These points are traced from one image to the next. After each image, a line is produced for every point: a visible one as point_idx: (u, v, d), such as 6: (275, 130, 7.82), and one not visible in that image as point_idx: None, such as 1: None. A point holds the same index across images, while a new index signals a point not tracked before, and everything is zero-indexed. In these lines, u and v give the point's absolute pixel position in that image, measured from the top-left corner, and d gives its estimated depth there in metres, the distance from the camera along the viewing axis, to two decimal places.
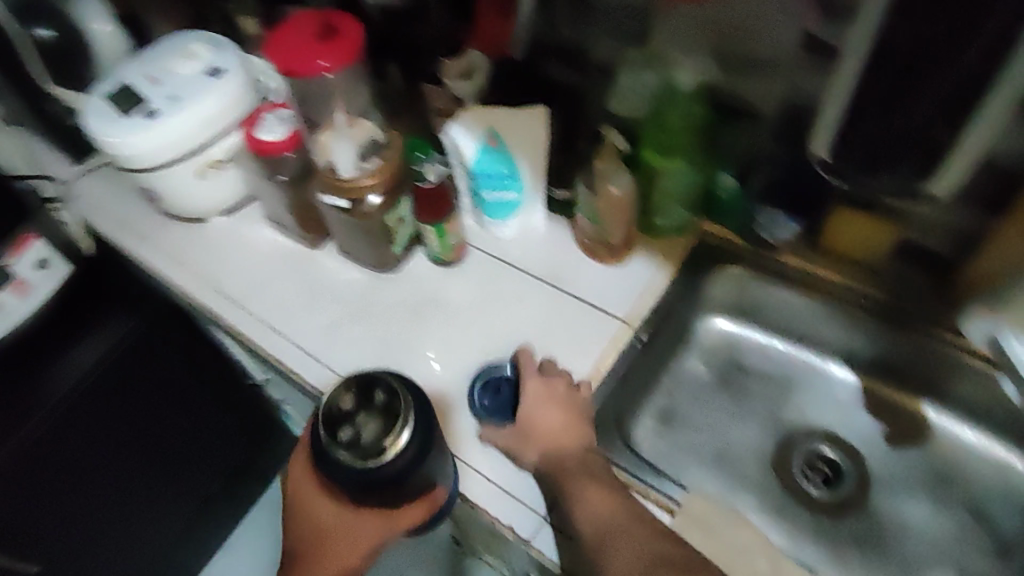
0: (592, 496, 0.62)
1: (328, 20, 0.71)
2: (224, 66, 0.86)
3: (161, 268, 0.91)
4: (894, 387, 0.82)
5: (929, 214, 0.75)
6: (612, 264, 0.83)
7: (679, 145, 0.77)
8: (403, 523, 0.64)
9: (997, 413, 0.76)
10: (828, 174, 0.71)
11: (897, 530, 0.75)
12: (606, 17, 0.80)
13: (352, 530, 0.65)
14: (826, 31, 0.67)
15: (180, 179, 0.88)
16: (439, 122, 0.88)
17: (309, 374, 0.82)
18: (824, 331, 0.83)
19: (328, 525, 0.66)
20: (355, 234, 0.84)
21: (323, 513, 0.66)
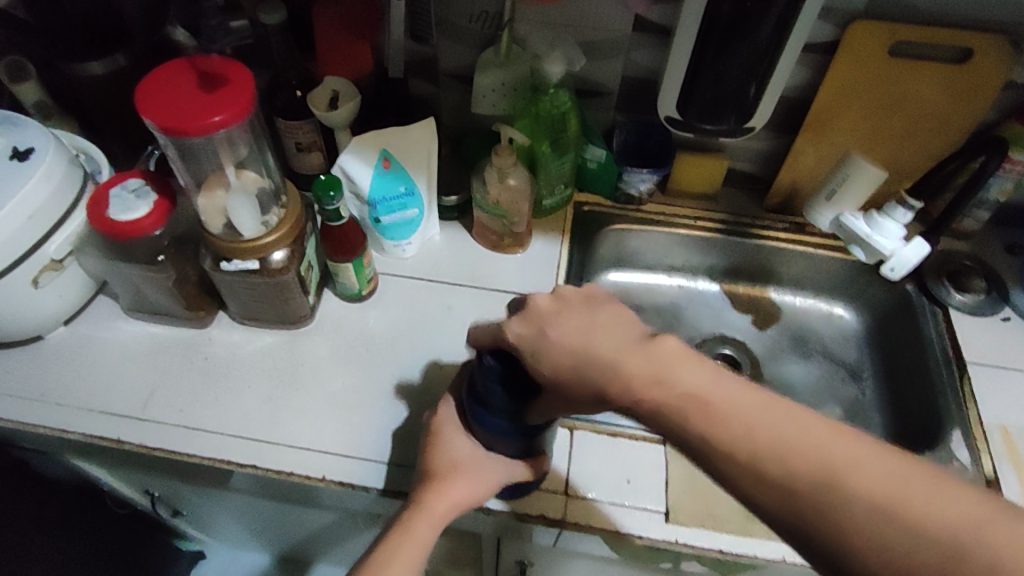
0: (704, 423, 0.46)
1: (204, 68, 0.60)
2: (32, 146, 0.70)
3: (4, 410, 0.74)
4: (745, 284, 1.02)
5: (744, 143, 0.93)
6: (516, 251, 0.89)
7: (550, 132, 0.85)
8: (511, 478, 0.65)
9: (820, 279, 0.99)
10: (676, 130, 0.85)
11: (790, 390, 0.94)
12: (452, 27, 0.84)
13: (472, 476, 0.64)
14: (652, 14, 0.80)
15: (9, 293, 0.70)
16: (307, 157, 0.84)
17: (262, 459, 0.72)
18: (687, 257, 1.00)
19: (445, 467, 0.65)
20: (261, 297, 0.76)
21: (451, 456, 0.65)
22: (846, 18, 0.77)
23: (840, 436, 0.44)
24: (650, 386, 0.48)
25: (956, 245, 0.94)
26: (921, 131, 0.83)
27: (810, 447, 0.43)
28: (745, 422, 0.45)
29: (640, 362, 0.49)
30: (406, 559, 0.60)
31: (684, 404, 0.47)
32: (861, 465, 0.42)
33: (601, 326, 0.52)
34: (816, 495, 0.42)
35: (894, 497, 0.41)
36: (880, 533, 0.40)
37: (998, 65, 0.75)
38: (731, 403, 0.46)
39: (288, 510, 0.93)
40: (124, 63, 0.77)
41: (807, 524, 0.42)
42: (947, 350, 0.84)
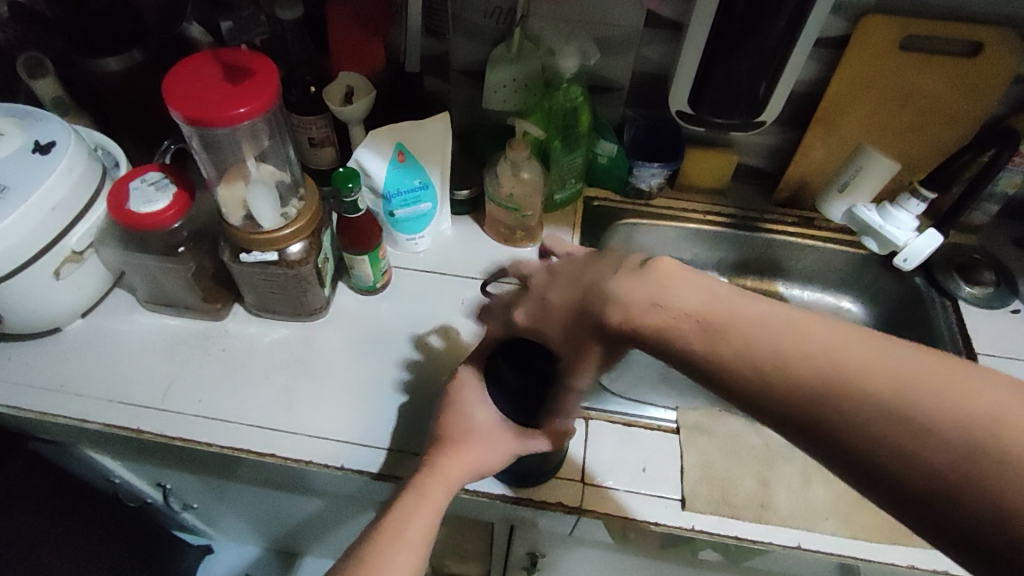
0: (699, 334, 0.44)
1: (229, 60, 0.62)
2: (53, 139, 0.71)
3: (25, 400, 0.74)
4: (751, 278, 1.03)
5: (753, 138, 0.94)
6: (528, 245, 0.90)
7: (561, 128, 0.87)
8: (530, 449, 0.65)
9: (827, 274, 1.00)
10: (687, 124, 0.86)
11: None
12: (465, 23, 0.85)
13: (488, 447, 0.64)
14: (664, 8, 0.81)
15: (31, 286, 0.71)
16: (320, 152, 0.84)
17: (281, 448, 0.73)
18: (695, 251, 1.01)
19: (461, 433, 0.65)
20: (279, 288, 0.77)
21: (468, 424, 0.65)
22: (856, 12, 0.78)
23: (836, 333, 0.42)
24: (651, 310, 0.46)
25: (964, 238, 0.95)
26: (930, 125, 0.85)
27: (815, 350, 0.41)
28: (743, 328, 0.43)
29: (643, 291, 0.47)
30: (420, 522, 0.61)
31: (689, 325, 0.45)
32: (858, 352, 0.41)
33: (599, 259, 0.51)
34: (813, 392, 0.40)
35: (893, 381, 0.39)
36: (887, 413, 0.39)
37: (1006, 58, 0.76)
38: (729, 311, 0.44)
39: (298, 501, 0.94)
40: (140, 59, 0.78)
41: (821, 420, 0.40)
42: (957, 341, 0.85)
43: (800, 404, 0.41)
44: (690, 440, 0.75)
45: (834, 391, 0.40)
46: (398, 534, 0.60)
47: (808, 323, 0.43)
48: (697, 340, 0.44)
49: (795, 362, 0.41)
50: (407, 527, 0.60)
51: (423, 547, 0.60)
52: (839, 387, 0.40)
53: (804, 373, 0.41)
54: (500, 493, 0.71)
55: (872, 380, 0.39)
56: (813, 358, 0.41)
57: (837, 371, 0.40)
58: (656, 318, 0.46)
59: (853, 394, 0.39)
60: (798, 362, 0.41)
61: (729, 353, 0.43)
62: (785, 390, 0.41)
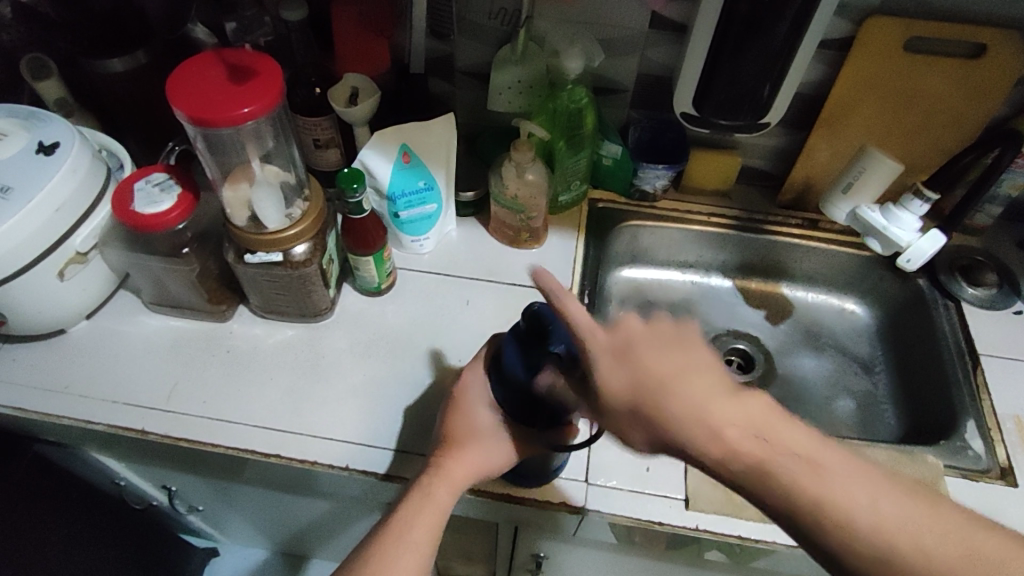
0: (787, 471, 0.48)
1: (234, 61, 0.62)
2: (57, 140, 0.71)
3: (29, 402, 0.74)
4: (756, 280, 1.03)
5: (758, 140, 0.94)
6: (532, 246, 0.90)
7: (566, 129, 0.86)
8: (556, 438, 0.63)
9: (831, 276, 1.00)
10: (691, 125, 0.86)
11: (802, 382, 0.95)
12: (470, 24, 0.85)
13: (492, 448, 0.64)
14: (669, 9, 0.81)
15: (35, 287, 0.71)
16: (325, 153, 0.84)
17: (285, 449, 0.72)
18: (699, 253, 1.01)
19: (464, 433, 0.65)
20: (284, 289, 0.76)
21: (472, 423, 0.66)
22: (860, 13, 0.78)
23: (873, 485, 0.48)
24: (748, 441, 0.48)
25: (968, 240, 0.95)
26: (934, 127, 0.84)
27: (882, 519, 0.46)
28: (792, 463, 0.48)
29: (706, 407, 0.48)
30: (424, 524, 0.61)
31: (788, 468, 0.48)
32: (909, 523, 0.47)
33: (678, 357, 0.50)
34: (839, 536, 0.47)
35: (922, 551, 0.46)
36: (911, 573, 0.46)
37: (1011, 60, 0.76)
38: (779, 439, 0.48)
39: (303, 503, 0.93)
40: (145, 59, 0.78)
41: (864, 571, 0.47)
42: (962, 343, 0.85)
43: (857, 552, 0.47)
44: None
45: (894, 558, 0.46)
46: (401, 536, 0.60)
47: (852, 477, 0.48)
48: (782, 479, 0.48)
49: (835, 514, 0.47)
50: (411, 529, 0.60)
51: (427, 550, 0.60)
52: (904, 571, 0.46)
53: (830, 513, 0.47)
54: (504, 493, 0.70)
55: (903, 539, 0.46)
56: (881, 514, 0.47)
57: (867, 521, 0.46)
58: (749, 449, 0.48)
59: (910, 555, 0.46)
60: (877, 525, 0.46)
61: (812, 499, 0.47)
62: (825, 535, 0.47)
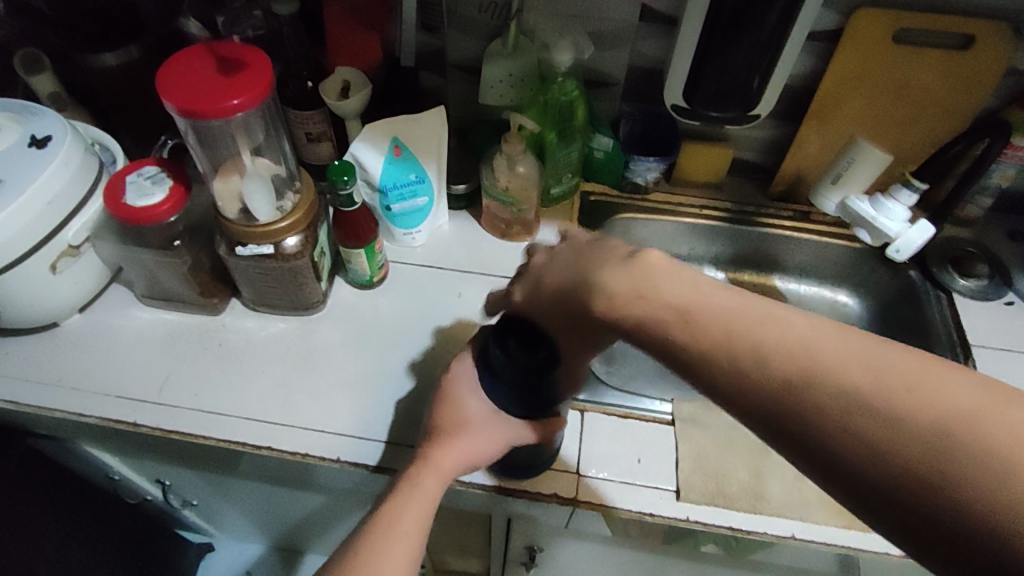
0: (669, 320, 0.44)
1: (223, 53, 0.62)
2: (49, 134, 0.71)
3: (22, 394, 0.75)
4: (747, 272, 1.03)
5: (749, 133, 0.94)
6: (525, 239, 0.90)
7: (557, 121, 0.87)
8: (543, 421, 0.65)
9: (822, 268, 1.00)
10: (682, 118, 0.86)
11: None
12: (461, 18, 0.85)
13: (485, 436, 0.65)
14: (659, 2, 0.81)
15: (28, 280, 0.71)
16: (316, 147, 0.84)
17: (277, 441, 0.73)
18: (691, 246, 1.01)
19: (453, 423, 0.65)
20: (276, 282, 0.77)
21: (461, 413, 0.66)
22: (849, 6, 0.78)
23: (823, 333, 0.40)
24: (630, 298, 0.45)
25: (959, 232, 0.95)
26: (924, 118, 0.85)
27: (791, 345, 0.40)
28: (733, 334, 0.42)
29: (622, 277, 0.46)
30: (414, 513, 0.61)
31: (672, 314, 0.44)
32: (816, 335, 0.40)
33: (581, 255, 0.51)
34: (806, 401, 0.39)
35: (880, 377, 0.38)
36: (871, 415, 0.37)
37: (999, 51, 0.77)
38: (720, 309, 0.43)
39: (297, 496, 0.94)
40: (137, 54, 0.78)
41: (791, 414, 0.39)
42: (951, 333, 0.85)
43: (785, 415, 0.39)
44: (686, 432, 0.75)
45: (812, 396, 0.38)
46: (393, 525, 0.60)
47: (800, 323, 0.41)
48: (681, 337, 0.43)
49: (781, 358, 0.40)
50: (402, 517, 0.60)
51: (418, 539, 0.60)
52: (808, 386, 0.39)
53: (802, 384, 0.39)
54: (494, 484, 0.71)
55: (857, 387, 0.38)
56: (792, 362, 0.40)
57: (839, 389, 0.38)
58: (618, 283, 0.46)
59: (830, 399, 0.38)
60: (777, 361, 0.40)
61: (714, 355, 0.42)
62: (762, 389, 0.40)
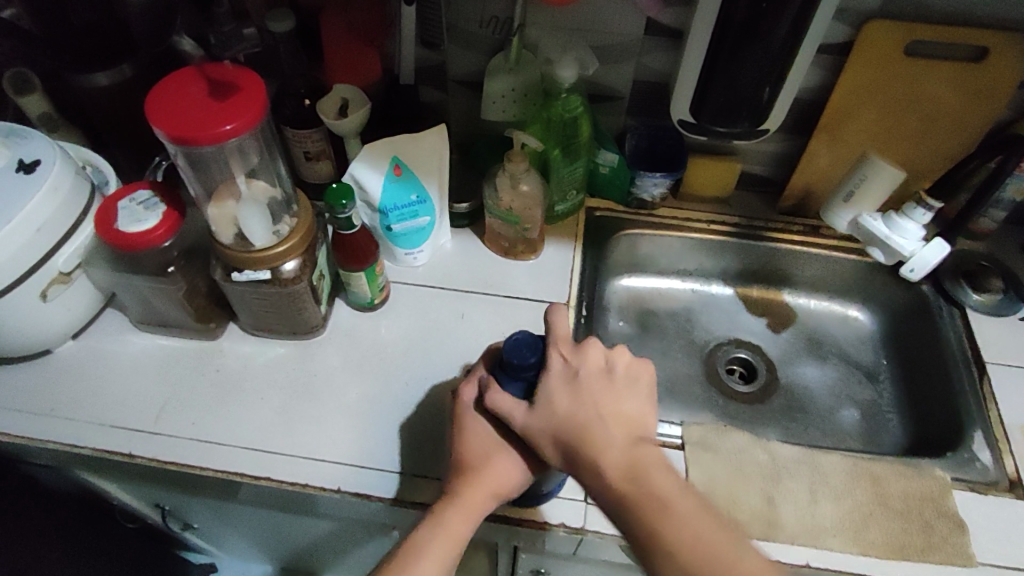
0: (644, 506, 0.55)
1: (215, 76, 0.60)
2: (38, 158, 0.69)
3: (14, 425, 0.73)
4: (756, 287, 1.01)
5: (756, 146, 0.92)
6: (529, 257, 0.88)
7: (561, 138, 0.85)
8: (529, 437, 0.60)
9: (832, 283, 0.98)
10: (688, 133, 0.84)
11: (807, 394, 0.93)
12: (461, 34, 0.83)
13: (507, 466, 0.62)
14: (664, 15, 0.79)
15: (18, 308, 0.69)
16: (314, 165, 0.82)
17: (276, 471, 0.70)
18: (699, 261, 0.99)
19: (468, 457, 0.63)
20: (273, 306, 0.75)
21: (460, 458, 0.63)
22: (859, 17, 0.76)
23: (760, 560, 0.53)
24: (626, 480, 0.56)
25: (972, 245, 0.93)
26: (936, 132, 0.83)
27: (731, 560, 0.52)
28: (689, 535, 0.53)
29: (626, 457, 0.57)
30: (434, 554, 0.58)
31: (652, 504, 0.55)
32: (754, 562, 0.52)
33: (618, 397, 0.61)
34: None
35: None
36: None
37: (1013, 63, 0.75)
38: (686, 510, 0.54)
39: (298, 521, 0.91)
40: (130, 73, 0.76)
41: None
42: (967, 351, 0.83)
43: None
44: (697, 458, 0.73)
45: None
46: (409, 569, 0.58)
47: (737, 541, 0.53)
48: (657, 523, 0.54)
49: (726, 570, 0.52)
50: (419, 560, 0.58)
51: None
52: None
53: None
54: (504, 515, 0.69)
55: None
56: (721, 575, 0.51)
57: None
58: (617, 456, 0.57)
59: None
60: (711, 570, 0.52)
61: (673, 544, 0.53)
62: None
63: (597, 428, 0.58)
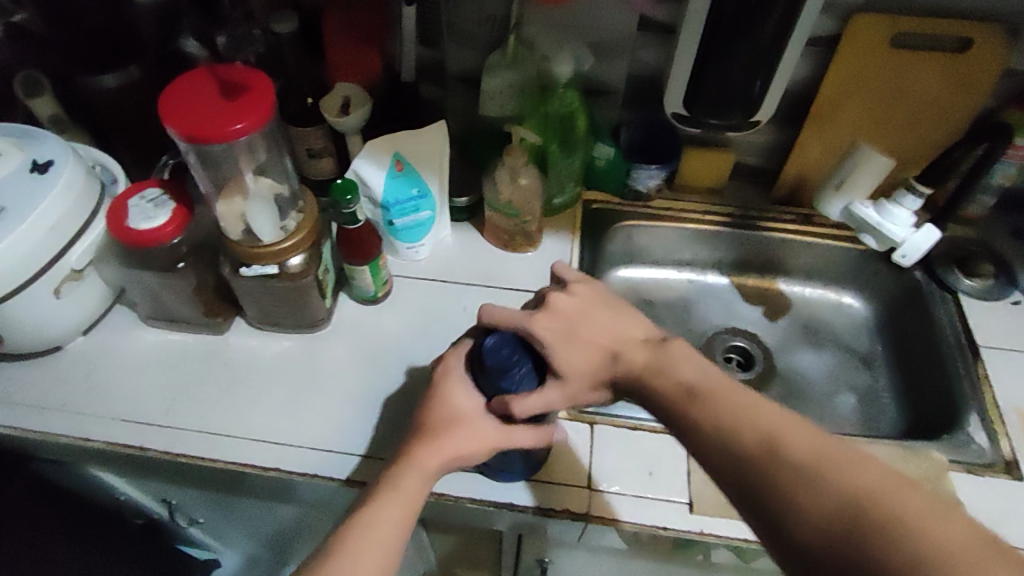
0: (673, 391, 0.57)
1: (225, 76, 0.62)
2: (51, 159, 0.71)
3: (29, 420, 0.74)
4: (752, 277, 1.03)
5: (750, 138, 0.94)
6: (528, 250, 0.90)
7: (558, 132, 0.87)
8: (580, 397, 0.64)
9: (825, 272, 1.00)
10: (682, 125, 0.86)
11: (805, 382, 0.95)
12: (460, 32, 0.85)
13: (472, 432, 0.64)
14: (657, 11, 0.81)
15: (32, 305, 0.71)
16: (317, 163, 0.84)
17: (286, 462, 0.72)
18: (695, 252, 1.01)
19: (444, 420, 0.65)
20: (281, 301, 0.77)
21: (451, 411, 0.65)
22: (848, 11, 0.78)
23: (788, 418, 0.51)
24: (656, 377, 0.59)
25: (962, 232, 0.95)
26: (924, 121, 0.85)
27: (760, 419, 0.51)
28: (717, 410, 0.53)
29: (649, 358, 0.60)
30: (387, 511, 0.59)
31: (677, 394, 0.57)
32: (780, 421, 0.51)
33: (619, 324, 0.65)
34: (766, 466, 0.48)
35: (819, 456, 0.47)
36: (813, 476, 0.46)
37: (995, 55, 0.77)
38: (716, 390, 0.55)
39: (307, 514, 0.93)
40: (137, 75, 0.77)
41: (750, 478, 0.49)
42: (960, 337, 0.85)
43: (743, 468, 0.50)
44: None
45: (768, 462, 0.48)
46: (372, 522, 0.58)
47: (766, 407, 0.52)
48: (695, 408, 0.55)
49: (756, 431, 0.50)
50: (376, 514, 0.58)
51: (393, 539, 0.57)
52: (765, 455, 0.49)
53: (762, 453, 0.49)
54: (509, 502, 0.71)
55: (799, 452, 0.48)
56: (751, 430, 0.50)
57: (794, 456, 0.48)
58: (638, 360, 0.61)
59: (785, 470, 0.47)
60: (744, 435, 0.51)
61: (705, 422, 0.53)
62: (740, 451, 0.50)
63: (615, 346, 0.63)
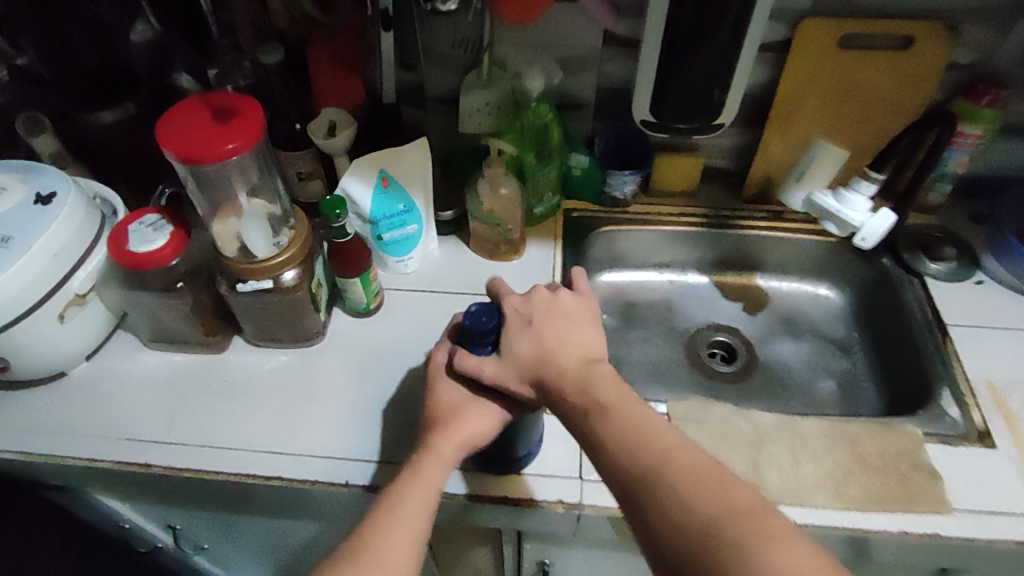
0: (621, 395, 0.61)
1: (217, 103, 0.66)
2: (54, 191, 0.75)
3: (37, 443, 0.77)
4: (730, 274, 1.07)
5: (717, 141, 1.00)
6: (513, 258, 0.94)
7: (535, 144, 0.92)
8: (501, 386, 0.65)
9: (799, 265, 1.05)
10: (652, 132, 0.91)
11: (786, 371, 0.98)
12: (436, 55, 0.91)
13: (474, 416, 0.67)
14: (619, 26, 0.87)
15: (38, 329, 0.75)
16: (307, 185, 0.88)
17: (287, 470, 0.75)
18: (673, 253, 1.05)
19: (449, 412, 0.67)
20: (276, 315, 0.80)
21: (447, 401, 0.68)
22: (795, 17, 0.84)
23: (674, 439, 0.56)
24: (573, 387, 0.62)
25: (924, 219, 1.00)
26: (876, 115, 0.90)
27: (652, 438, 0.56)
28: (621, 422, 0.58)
29: (574, 372, 0.63)
30: (418, 493, 0.62)
31: (591, 406, 0.61)
32: (668, 442, 0.56)
33: (573, 332, 0.67)
34: (646, 476, 0.54)
35: (692, 475, 0.53)
36: (685, 490, 0.52)
37: (935, 50, 0.83)
38: (624, 406, 0.59)
39: (311, 527, 0.95)
40: (135, 110, 0.83)
41: (633, 485, 0.54)
42: (929, 317, 0.90)
43: (629, 477, 0.55)
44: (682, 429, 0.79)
45: (649, 476, 0.54)
46: (396, 504, 0.61)
47: (659, 428, 0.57)
48: (600, 418, 0.59)
49: (645, 448, 0.55)
50: (403, 501, 0.61)
51: (424, 522, 0.60)
52: (651, 468, 0.54)
53: (646, 465, 0.54)
54: (505, 496, 0.74)
55: (678, 471, 0.53)
56: (643, 448, 0.56)
57: (671, 472, 0.53)
58: (565, 371, 0.64)
59: (661, 481, 0.53)
60: (634, 454, 0.56)
61: (608, 433, 0.58)
62: (629, 464, 0.55)
63: (559, 352, 0.65)
